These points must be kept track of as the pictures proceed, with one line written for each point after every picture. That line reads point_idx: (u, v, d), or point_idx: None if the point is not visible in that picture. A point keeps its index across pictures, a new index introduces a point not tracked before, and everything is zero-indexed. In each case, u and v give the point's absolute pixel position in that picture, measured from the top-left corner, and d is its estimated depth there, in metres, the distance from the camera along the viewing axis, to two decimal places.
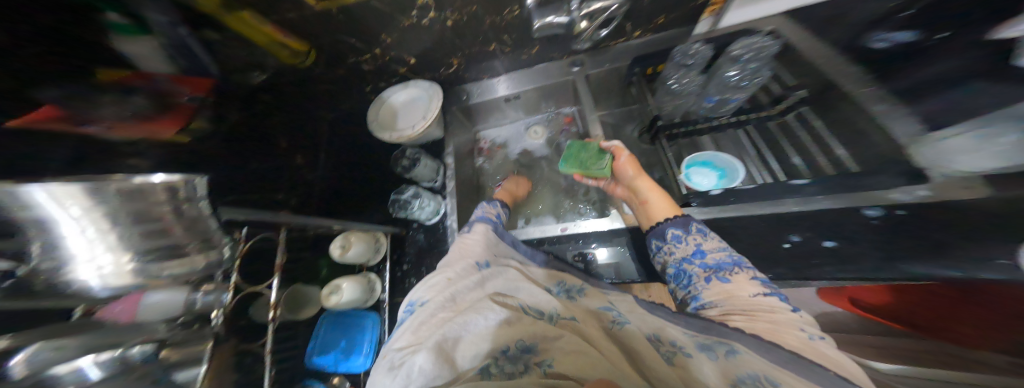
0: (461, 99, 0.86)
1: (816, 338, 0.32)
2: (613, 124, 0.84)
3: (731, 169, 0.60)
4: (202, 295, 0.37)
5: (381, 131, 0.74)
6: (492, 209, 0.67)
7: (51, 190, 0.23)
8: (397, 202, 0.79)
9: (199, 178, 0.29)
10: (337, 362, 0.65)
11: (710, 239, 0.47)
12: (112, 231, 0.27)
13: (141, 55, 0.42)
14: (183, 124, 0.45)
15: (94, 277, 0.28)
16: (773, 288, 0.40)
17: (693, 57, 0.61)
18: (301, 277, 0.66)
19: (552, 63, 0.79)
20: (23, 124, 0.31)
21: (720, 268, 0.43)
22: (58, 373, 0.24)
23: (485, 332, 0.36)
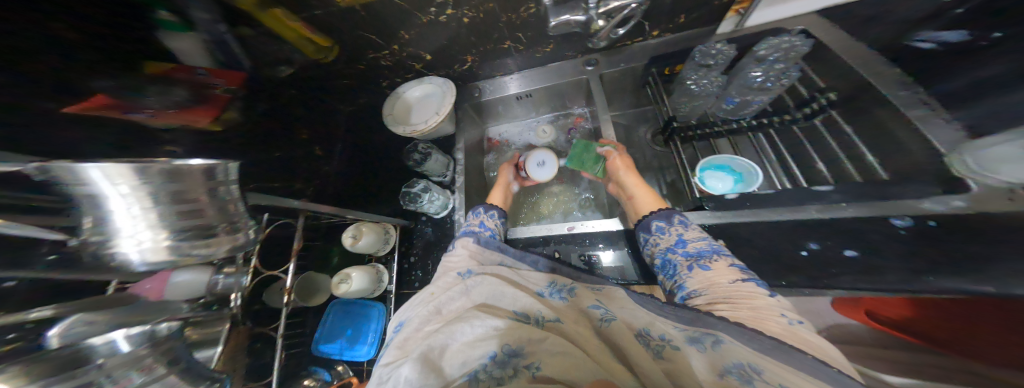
0: (474, 96, 0.87)
1: (796, 322, 0.33)
2: (626, 125, 0.84)
3: (749, 174, 0.59)
4: (224, 277, 0.40)
5: (395, 124, 0.76)
6: (476, 220, 0.66)
7: (103, 167, 0.24)
8: (407, 195, 0.81)
9: (233, 163, 0.29)
10: (342, 351, 0.69)
11: (690, 230, 0.49)
12: (152, 210, 0.26)
13: (184, 50, 0.46)
14: (218, 114, 0.47)
15: (134, 252, 0.27)
16: (750, 274, 0.41)
17: (715, 57, 0.61)
18: (315, 265, 0.69)
19: (566, 62, 0.79)
20: (80, 111, 0.34)
21: (700, 255, 0.44)
22: (89, 344, 0.25)
23: (473, 339, 0.35)
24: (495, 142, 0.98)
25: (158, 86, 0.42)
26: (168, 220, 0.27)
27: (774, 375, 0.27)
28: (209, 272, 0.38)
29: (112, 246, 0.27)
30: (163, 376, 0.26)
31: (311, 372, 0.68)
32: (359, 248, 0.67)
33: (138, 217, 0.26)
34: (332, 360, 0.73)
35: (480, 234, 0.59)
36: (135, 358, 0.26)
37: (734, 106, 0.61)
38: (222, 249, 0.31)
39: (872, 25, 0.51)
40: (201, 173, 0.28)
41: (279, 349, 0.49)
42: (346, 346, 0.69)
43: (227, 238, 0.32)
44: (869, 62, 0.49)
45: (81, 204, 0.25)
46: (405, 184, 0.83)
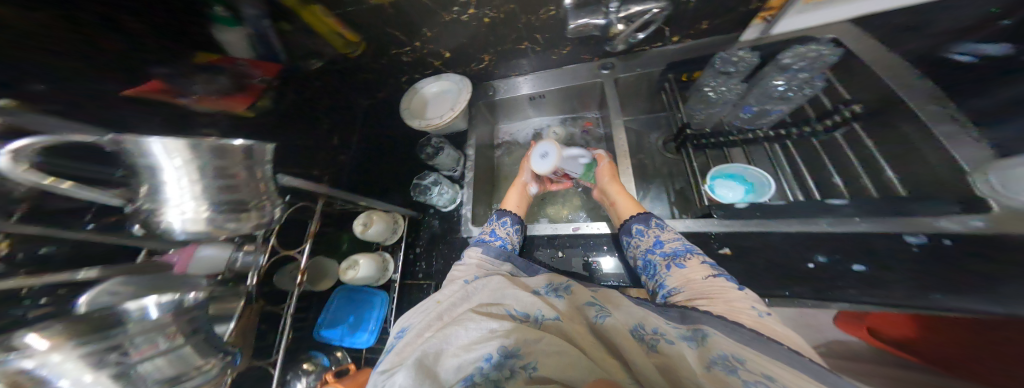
0: (487, 94, 0.88)
1: (764, 314, 0.34)
2: (636, 131, 0.83)
3: (761, 184, 0.59)
4: (243, 255, 0.43)
5: (411, 119, 0.78)
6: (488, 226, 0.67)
7: (165, 143, 0.28)
8: (418, 187, 0.82)
9: (266, 145, 0.34)
10: (343, 338, 0.69)
11: (666, 231, 0.53)
12: (198, 183, 0.30)
13: (231, 41, 0.53)
14: (253, 101, 0.55)
15: (178, 220, 0.31)
16: (721, 270, 0.42)
17: (735, 64, 0.60)
18: (324, 251, 0.70)
19: (581, 65, 0.79)
20: (138, 94, 0.42)
21: (676, 255, 0.47)
22: (126, 308, 0.28)
23: (468, 343, 0.35)
24: (504, 141, 0.99)
25: (206, 75, 0.50)
26: (208, 194, 0.31)
27: (757, 365, 0.27)
28: (232, 247, 0.42)
29: (161, 212, 0.31)
30: (180, 346, 0.29)
31: (311, 356, 0.68)
32: (368, 235, 0.68)
33: (185, 187, 0.30)
34: (332, 346, 0.74)
35: (488, 244, 0.59)
36: (160, 325, 0.28)
37: (752, 115, 0.60)
38: (249, 225, 0.35)
39: (910, 35, 0.49)
40: (241, 152, 0.32)
41: (286, 331, 0.51)
42: (347, 332, 0.70)
43: (254, 215, 0.36)
44: (902, 74, 0.48)
45: (143, 173, 0.30)
46: (416, 176, 0.85)
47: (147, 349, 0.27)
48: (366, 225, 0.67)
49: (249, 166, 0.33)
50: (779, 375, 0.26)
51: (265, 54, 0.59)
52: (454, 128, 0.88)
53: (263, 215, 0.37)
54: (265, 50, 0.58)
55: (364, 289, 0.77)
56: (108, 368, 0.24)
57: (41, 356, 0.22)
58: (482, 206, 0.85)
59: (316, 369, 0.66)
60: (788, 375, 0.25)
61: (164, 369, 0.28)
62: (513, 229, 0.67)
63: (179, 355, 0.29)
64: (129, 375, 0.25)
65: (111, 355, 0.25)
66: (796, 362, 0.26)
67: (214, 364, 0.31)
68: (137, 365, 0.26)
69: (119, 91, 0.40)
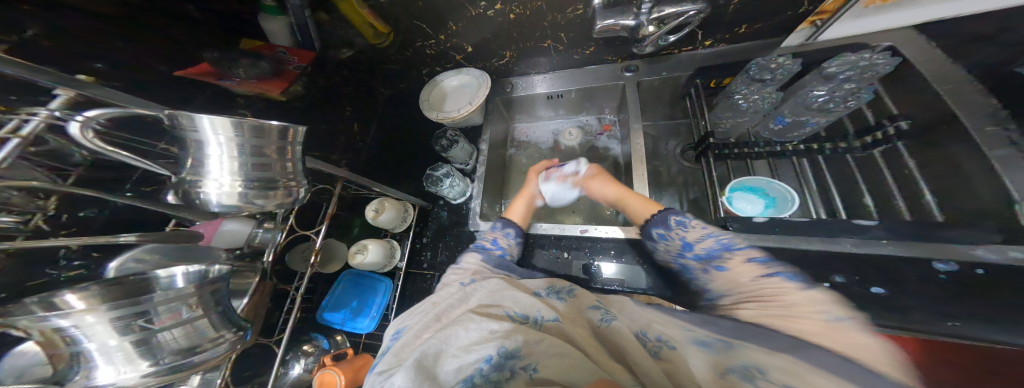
0: (505, 91, 0.87)
1: (837, 319, 0.31)
2: (654, 136, 0.82)
3: (783, 199, 0.57)
4: (262, 232, 0.47)
5: (429, 110, 0.79)
6: (490, 234, 0.65)
7: (212, 120, 0.32)
8: (430, 177, 0.82)
9: (299, 128, 0.38)
10: (344, 322, 0.70)
11: (692, 230, 0.49)
12: (237, 159, 0.35)
13: (274, 30, 0.60)
14: (286, 86, 0.60)
15: (215, 193, 0.35)
16: (774, 268, 0.39)
17: (772, 72, 0.57)
18: (336, 233, 0.71)
19: (603, 66, 0.78)
20: (187, 75, 0.47)
21: (712, 257, 0.45)
22: (155, 275, 0.29)
23: (468, 343, 0.33)
24: (518, 139, 0.98)
25: (248, 61, 0.56)
26: (244, 169, 0.35)
27: (778, 374, 0.25)
28: (253, 223, 0.47)
29: (200, 185, 0.35)
30: (198, 317, 0.31)
31: (312, 338, 0.69)
32: (380, 221, 0.70)
33: (225, 161, 0.34)
34: (333, 330, 0.74)
35: (487, 251, 0.58)
36: (181, 296, 0.30)
37: (783, 127, 0.59)
38: (279, 201, 0.39)
39: (981, 46, 0.43)
40: (278, 133, 0.36)
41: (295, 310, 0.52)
42: (349, 316, 0.70)
43: (283, 194, 0.38)
44: (963, 89, 0.42)
45: (191, 145, 0.34)
46: (429, 167, 0.84)
47: (170, 318, 0.29)
48: (378, 212, 0.70)
49: (282, 146, 0.37)
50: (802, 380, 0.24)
51: (303, 42, 0.64)
52: (469, 122, 0.88)
53: (293, 195, 0.40)
54: (302, 39, 0.64)
55: (370, 274, 0.77)
56: (130, 334, 0.27)
57: (75, 317, 0.24)
58: (490, 202, 0.85)
59: (315, 351, 0.66)
60: (816, 379, 0.23)
61: (182, 339, 0.30)
62: (516, 242, 0.64)
63: (194, 327, 0.31)
64: (149, 341, 0.28)
65: (135, 321, 0.27)
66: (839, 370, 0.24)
67: (225, 341, 0.33)
68: (159, 332, 0.28)
69: (171, 73, 0.46)
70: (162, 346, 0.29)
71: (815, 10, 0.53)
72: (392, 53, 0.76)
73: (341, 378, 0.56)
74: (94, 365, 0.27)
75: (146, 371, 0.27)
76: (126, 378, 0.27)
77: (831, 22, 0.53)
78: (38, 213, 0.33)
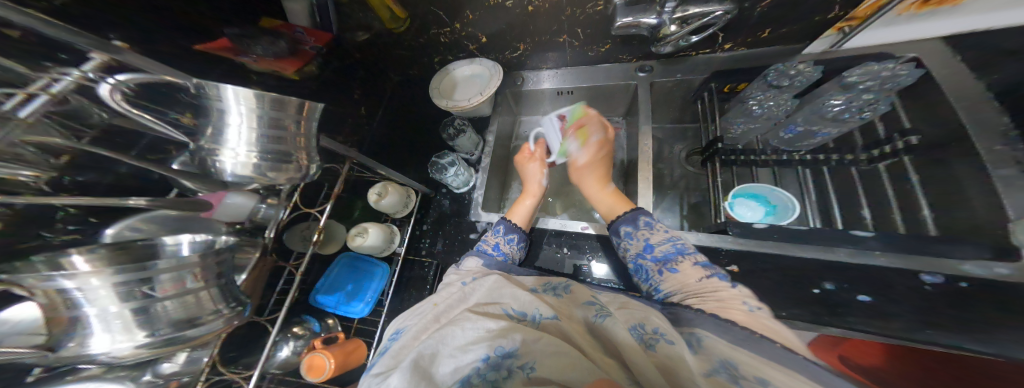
0: (515, 84, 0.87)
1: (757, 309, 0.35)
2: (660, 139, 0.83)
3: (784, 208, 0.58)
4: (265, 207, 0.46)
5: (438, 97, 0.79)
6: (493, 239, 0.64)
7: (238, 91, 0.34)
8: (436, 165, 0.85)
9: (315, 104, 0.39)
10: (337, 305, 0.69)
11: (656, 233, 0.53)
12: (255, 129, 0.36)
13: (294, 11, 0.63)
14: (300, 66, 0.64)
15: (231, 163, 0.36)
16: (715, 270, 0.43)
17: (791, 78, 0.57)
18: (338, 214, 0.72)
19: (617, 65, 0.77)
20: (204, 50, 0.50)
21: (666, 259, 0.48)
22: (164, 242, 0.29)
23: (465, 343, 0.33)
24: (523, 132, 0.99)
25: (268, 38, 0.58)
26: (259, 141, 0.36)
27: (752, 369, 0.26)
28: (255, 199, 0.44)
29: (218, 154, 0.37)
30: (200, 288, 0.30)
31: (303, 320, 0.68)
32: (382, 204, 0.71)
33: (244, 131, 0.36)
34: (326, 312, 0.74)
35: (488, 256, 0.56)
36: (184, 265, 0.28)
37: (794, 136, 0.60)
38: (292, 176, 0.39)
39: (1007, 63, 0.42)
40: (295, 106, 0.37)
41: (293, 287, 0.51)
42: (343, 300, 0.70)
43: (294, 168, 0.39)
44: (979, 106, 0.41)
45: (215, 114, 0.36)
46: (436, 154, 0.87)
47: (172, 287, 0.28)
48: (381, 196, 0.70)
49: (299, 120, 0.38)
50: (771, 376, 0.25)
51: (321, 23, 0.65)
52: (477, 112, 0.89)
53: (305, 172, 0.41)
54: (320, 20, 0.65)
55: (367, 257, 0.78)
56: (132, 300, 0.26)
57: (81, 278, 0.24)
58: (492, 193, 0.85)
59: (304, 333, 0.65)
60: (783, 377, 0.25)
61: (179, 310, 0.29)
62: (518, 247, 0.64)
63: (191, 299, 0.29)
64: (148, 310, 0.27)
65: (138, 287, 0.26)
66: (799, 366, 0.25)
67: (221, 317, 0.32)
68: (160, 302, 0.27)
69: (191, 46, 0.48)
70: (162, 316, 0.28)
71: (847, 17, 0.51)
72: (406, 38, 0.75)
73: (330, 361, 0.55)
74: (89, 332, 0.26)
75: (141, 342, 0.26)
76: (120, 347, 0.26)
77: (859, 30, 0.51)
78: (49, 172, 0.33)
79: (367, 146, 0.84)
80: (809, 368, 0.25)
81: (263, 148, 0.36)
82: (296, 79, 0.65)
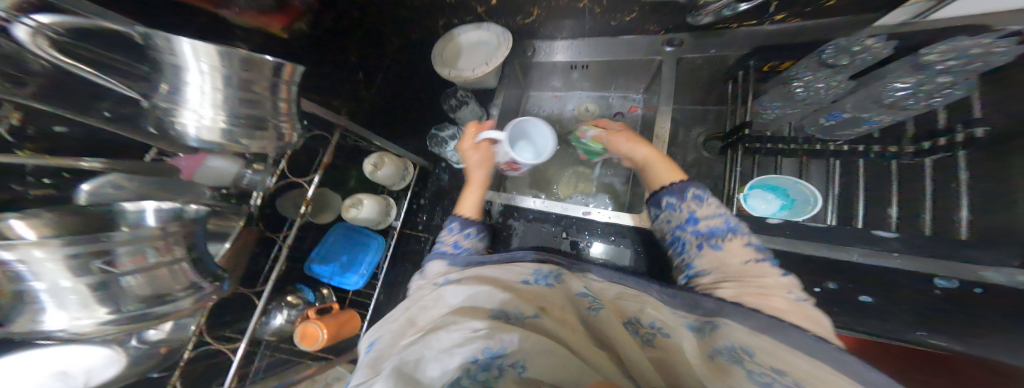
0: (525, 54, 0.81)
1: (801, 298, 0.35)
2: (679, 121, 0.78)
3: (803, 202, 0.56)
4: (251, 173, 0.49)
5: (441, 65, 0.76)
6: (450, 238, 0.59)
7: (196, 45, 0.31)
8: (435, 137, 0.91)
9: (297, 66, 0.38)
10: (332, 276, 0.70)
11: (705, 207, 0.46)
12: (221, 90, 0.36)
13: None
14: (287, 22, 0.58)
15: (194, 126, 0.37)
16: (764, 254, 0.41)
17: (852, 55, 0.48)
18: (329, 183, 0.71)
19: (643, 36, 0.69)
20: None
21: (713, 235, 0.44)
22: (126, 208, 0.27)
23: (450, 346, 0.29)
24: (530, 110, 0.96)
25: None
26: (229, 103, 0.37)
27: (765, 358, 0.27)
28: (238, 164, 0.47)
29: (178, 114, 0.37)
30: (162, 263, 0.29)
31: (298, 289, 0.70)
32: (379, 176, 0.70)
33: (207, 91, 0.36)
34: (320, 283, 0.75)
35: (453, 256, 0.53)
36: (145, 239, 0.27)
37: (836, 123, 0.54)
38: (268, 141, 0.42)
39: None
40: (270, 67, 0.36)
41: (278, 261, 0.54)
42: (338, 271, 0.71)
43: (271, 133, 0.42)
44: None
45: (168, 69, 0.35)
46: (433, 125, 0.94)
47: (132, 262, 0.27)
48: (377, 167, 0.68)
49: (275, 82, 0.38)
50: (789, 363, 0.26)
51: None
52: (483, 83, 0.84)
53: (282, 136, 0.44)
54: None
55: (364, 230, 0.77)
56: (88, 276, 0.25)
57: (23, 250, 0.21)
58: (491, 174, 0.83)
59: (298, 303, 0.67)
60: (799, 362, 0.26)
61: (143, 286, 0.29)
62: (478, 240, 0.61)
63: (155, 274, 0.29)
64: (109, 285, 0.26)
65: (94, 262, 0.25)
66: (822, 353, 0.25)
67: (189, 294, 0.32)
68: (121, 277, 0.27)
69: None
70: (125, 292, 0.27)
71: None
72: None
73: (324, 332, 0.56)
74: (41, 307, 0.25)
75: (105, 319, 0.26)
76: (81, 324, 0.25)
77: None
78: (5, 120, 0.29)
79: (363, 113, 0.80)
80: (835, 355, 0.24)
81: (233, 112, 0.38)
82: (283, 37, 0.60)
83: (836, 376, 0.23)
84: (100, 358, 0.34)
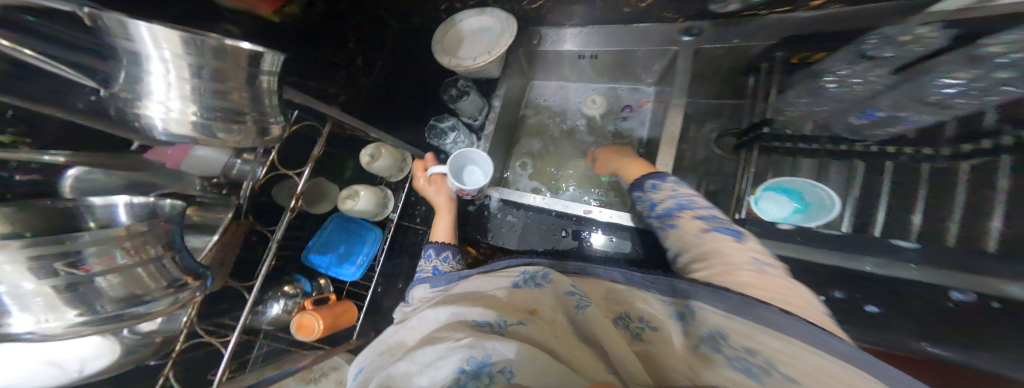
0: (531, 43, 0.77)
1: (766, 265, 0.36)
2: (692, 116, 0.74)
3: (819, 207, 0.53)
4: (241, 163, 0.49)
5: (441, 53, 0.72)
6: (428, 265, 0.62)
7: (154, 29, 0.28)
8: (434, 130, 0.81)
9: (275, 53, 0.35)
10: (329, 267, 0.69)
11: (660, 192, 0.51)
12: (188, 80, 0.32)
13: None
14: (279, 6, 0.58)
15: (160, 118, 0.33)
16: (718, 223, 0.43)
17: (897, 46, 0.42)
18: (327, 172, 0.69)
19: (658, 24, 0.65)
20: None
21: (668, 215, 0.48)
22: (92, 203, 0.28)
23: (434, 360, 0.28)
24: (534, 101, 0.93)
25: None
26: (199, 94, 0.33)
27: (741, 340, 0.27)
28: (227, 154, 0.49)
29: (142, 106, 0.33)
30: (135, 264, 0.28)
31: (294, 279, 0.68)
32: (375, 167, 0.67)
33: (174, 81, 0.32)
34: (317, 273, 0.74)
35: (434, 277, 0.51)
36: (112, 239, 0.26)
37: (870, 122, 0.49)
38: (248, 136, 0.38)
39: None
40: (246, 56, 0.33)
41: (267, 256, 0.50)
42: (334, 262, 0.69)
43: (252, 128, 0.38)
44: None
45: (126, 56, 0.31)
46: (436, 118, 0.83)
47: (100, 263, 0.26)
48: (373, 158, 0.65)
49: (253, 72, 0.35)
50: (761, 344, 0.25)
51: None
52: (484, 73, 0.79)
53: (264, 130, 0.39)
54: None
55: (361, 221, 0.75)
56: (51, 279, 0.23)
57: None
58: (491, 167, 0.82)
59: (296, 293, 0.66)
60: (772, 342, 0.25)
61: (117, 287, 0.27)
62: (455, 261, 0.63)
63: (131, 274, 0.28)
64: (79, 287, 0.25)
65: (58, 265, 0.23)
66: (797, 332, 0.25)
67: (169, 296, 0.30)
68: (93, 278, 0.25)
69: None
70: (98, 294, 0.26)
71: None
72: None
73: (319, 322, 0.55)
74: (4, 311, 0.23)
75: (75, 321, 0.24)
76: (48, 327, 0.23)
77: None
78: None
79: (362, 102, 0.78)
80: (807, 331, 0.24)
81: (204, 105, 0.33)
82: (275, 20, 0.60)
83: (814, 355, 0.23)
84: (91, 348, 0.33)
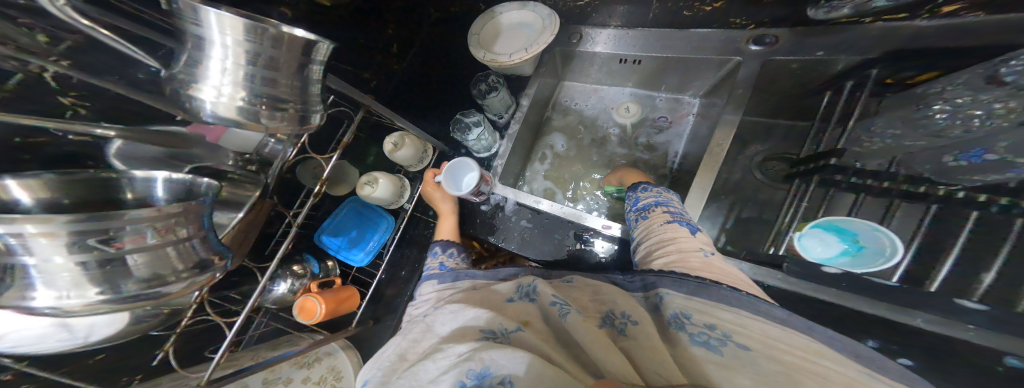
0: (570, 42, 0.73)
1: (709, 253, 0.43)
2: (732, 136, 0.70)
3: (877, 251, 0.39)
4: (273, 142, 0.46)
5: (477, 45, 0.69)
6: (436, 261, 0.59)
7: (221, 16, 0.26)
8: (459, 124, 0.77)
9: (324, 43, 0.32)
10: (338, 250, 0.66)
11: (645, 192, 0.58)
12: (244, 67, 0.29)
13: None
14: None
15: (210, 100, 0.29)
16: (680, 218, 0.50)
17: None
18: (349, 156, 0.67)
19: (717, 31, 0.60)
20: None
21: (643, 208, 0.56)
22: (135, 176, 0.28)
23: (436, 375, 0.26)
24: (564, 103, 0.89)
25: None
26: (251, 81, 0.30)
27: (704, 318, 0.29)
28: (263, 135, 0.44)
29: (194, 91, 0.30)
30: (166, 244, 0.26)
31: (304, 259, 0.65)
32: (398, 156, 0.65)
33: (230, 67, 0.29)
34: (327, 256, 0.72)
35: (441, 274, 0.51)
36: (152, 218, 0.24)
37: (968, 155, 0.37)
38: (291, 124, 0.33)
39: None
40: (299, 44, 0.31)
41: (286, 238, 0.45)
42: (345, 246, 0.67)
43: (292, 117, 0.33)
44: None
45: (192, 41, 0.29)
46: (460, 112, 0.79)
47: (131, 242, 0.24)
48: (396, 147, 0.63)
49: (304, 62, 0.33)
50: (717, 318, 0.29)
51: None
52: (517, 70, 0.77)
53: (305, 118, 0.35)
54: None
55: (376, 207, 0.72)
56: (86, 252, 0.22)
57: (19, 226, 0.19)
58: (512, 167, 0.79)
59: (304, 273, 0.63)
60: (728, 315, 0.28)
61: (145, 266, 0.25)
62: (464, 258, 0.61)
63: (160, 253, 0.26)
64: (112, 264, 0.23)
65: (89, 239, 0.22)
66: (750, 310, 0.28)
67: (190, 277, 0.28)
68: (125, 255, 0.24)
69: None
70: (124, 273, 0.24)
71: None
72: None
73: (323, 307, 0.52)
74: (31, 283, 0.22)
75: (96, 300, 0.23)
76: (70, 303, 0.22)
77: None
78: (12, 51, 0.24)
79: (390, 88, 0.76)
80: (744, 301, 0.29)
81: (254, 90, 0.30)
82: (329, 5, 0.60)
83: (761, 324, 0.27)
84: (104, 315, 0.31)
